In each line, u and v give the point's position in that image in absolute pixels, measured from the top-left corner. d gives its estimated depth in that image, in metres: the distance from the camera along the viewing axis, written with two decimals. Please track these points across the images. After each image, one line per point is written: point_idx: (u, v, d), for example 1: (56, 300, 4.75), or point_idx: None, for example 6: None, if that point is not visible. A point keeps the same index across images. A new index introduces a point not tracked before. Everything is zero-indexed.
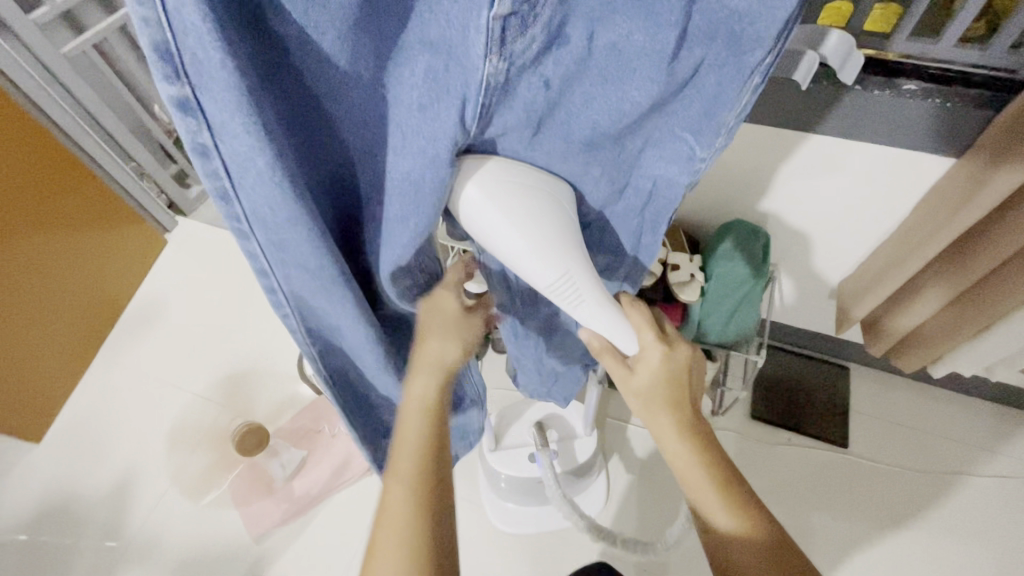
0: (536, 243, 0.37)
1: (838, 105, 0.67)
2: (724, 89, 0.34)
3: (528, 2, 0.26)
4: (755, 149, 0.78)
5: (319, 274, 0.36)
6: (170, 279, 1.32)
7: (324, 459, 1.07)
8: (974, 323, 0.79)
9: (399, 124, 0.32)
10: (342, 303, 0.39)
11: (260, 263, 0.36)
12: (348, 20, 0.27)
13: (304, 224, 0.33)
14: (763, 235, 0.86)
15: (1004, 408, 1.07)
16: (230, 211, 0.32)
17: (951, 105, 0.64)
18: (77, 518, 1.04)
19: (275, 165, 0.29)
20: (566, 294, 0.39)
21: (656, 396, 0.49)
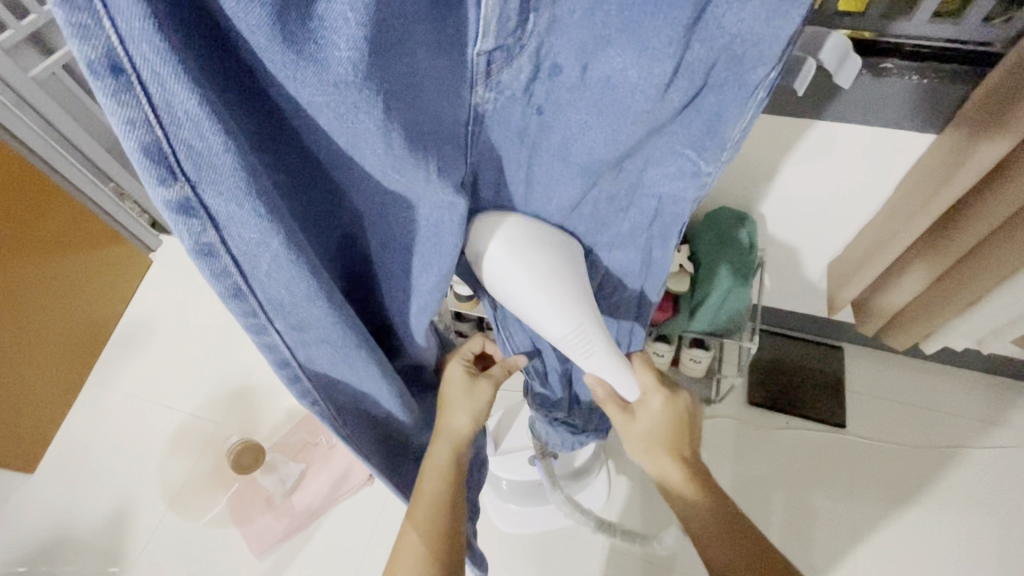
0: (550, 292, 0.40)
1: (834, 95, 0.68)
2: (725, 112, 0.34)
3: (514, 36, 0.29)
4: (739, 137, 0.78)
5: (341, 342, 0.37)
6: (156, 298, 1.30)
7: (323, 470, 1.06)
8: (964, 296, 0.79)
9: (401, 187, 0.31)
10: (368, 365, 0.40)
11: (279, 352, 0.36)
12: (349, 101, 0.26)
13: (320, 296, 0.34)
14: (750, 221, 0.86)
15: (1001, 380, 1.07)
16: (244, 307, 0.32)
17: (931, 81, 0.64)
18: (82, 546, 1.02)
19: (288, 243, 0.30)
20: (573, 345, 0.42)
21: (656, 438, 0.49)
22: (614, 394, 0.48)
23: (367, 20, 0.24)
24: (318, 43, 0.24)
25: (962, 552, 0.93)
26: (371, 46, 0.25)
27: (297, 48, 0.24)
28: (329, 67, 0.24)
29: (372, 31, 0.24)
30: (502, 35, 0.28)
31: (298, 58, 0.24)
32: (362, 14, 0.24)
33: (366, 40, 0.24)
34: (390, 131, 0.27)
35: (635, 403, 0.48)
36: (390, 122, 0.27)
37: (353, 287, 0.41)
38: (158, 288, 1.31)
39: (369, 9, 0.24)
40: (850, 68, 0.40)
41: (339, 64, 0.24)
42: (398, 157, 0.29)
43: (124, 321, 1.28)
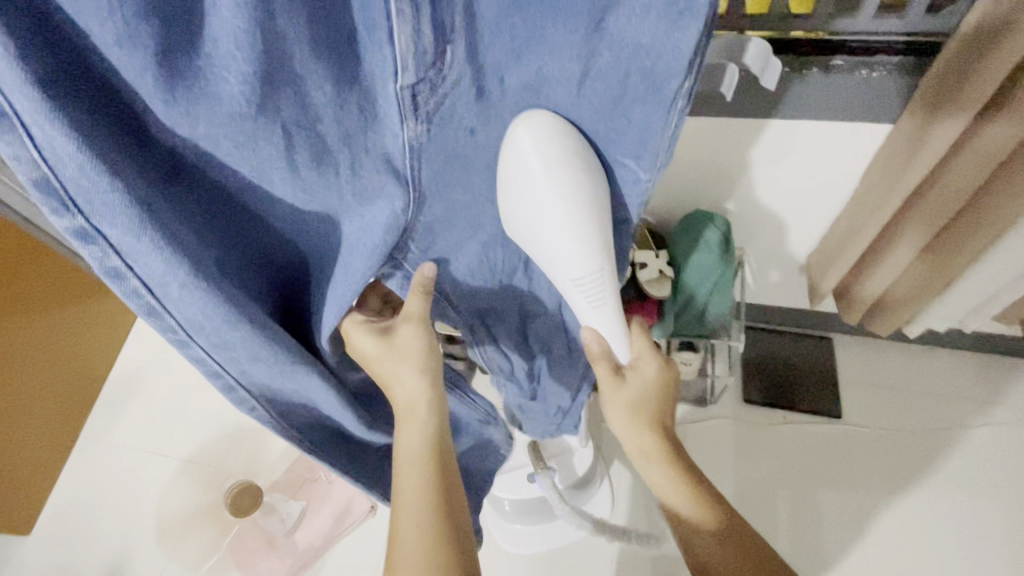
0: (574, 222, 0.39)
1: (792, 91, 0.70)
2: (647, 120, 0.36)
3: (435, 69, 0.30)
4: (703, 141, 0.79)
5: (275, 360, 0.39)
6: (146, 345, 1.29)
7: (324, 506, 1.04)
8: (943, 276, 0.80)
9: (317, 200, 0.35)
10: (309, 377, 0.42)
11: (210, 366, 0.37)
12: (233, 124, 0.29)
13: (240, 318, 0.35)
14: (722, 220, 0.87)
15: (990, 357, 1.08)
16: (162, 324, 0.34)
17: (878, 75, 0.67)
18: None
19: (195, 271, 0.32)
20: (585, 289, 0.43)
21: (645, 404, 0.51)
22: (609, 353, 0.48)
23: (256, 62, 0.26)
24: (207, 79, 0.27)
25: (970, 532, 0.93)
26: (261, 85, 0.27)
27: (187, 81, 0.27)
28: (221, 99, 0.28)
29: (261, 72, 0.27)
30: (422, 69, 0.29)
31: (187, 89, 0.27)
32: (248, 56, 0.26)
33: (255, 79, 0.27)
34: (293, 155, 0.31)
35: (626, 367, 0.50)
36: (292, 149, 0.31)
37: (290, 301, 0.43)
38: (147, 335, 1.31)
39: (254, 54, 0.26)
40: (775, 73, 0.42)
41: (230, 99, 0.27)
42: (306, 177, 0.33)
43: (116, 372, 1.27)
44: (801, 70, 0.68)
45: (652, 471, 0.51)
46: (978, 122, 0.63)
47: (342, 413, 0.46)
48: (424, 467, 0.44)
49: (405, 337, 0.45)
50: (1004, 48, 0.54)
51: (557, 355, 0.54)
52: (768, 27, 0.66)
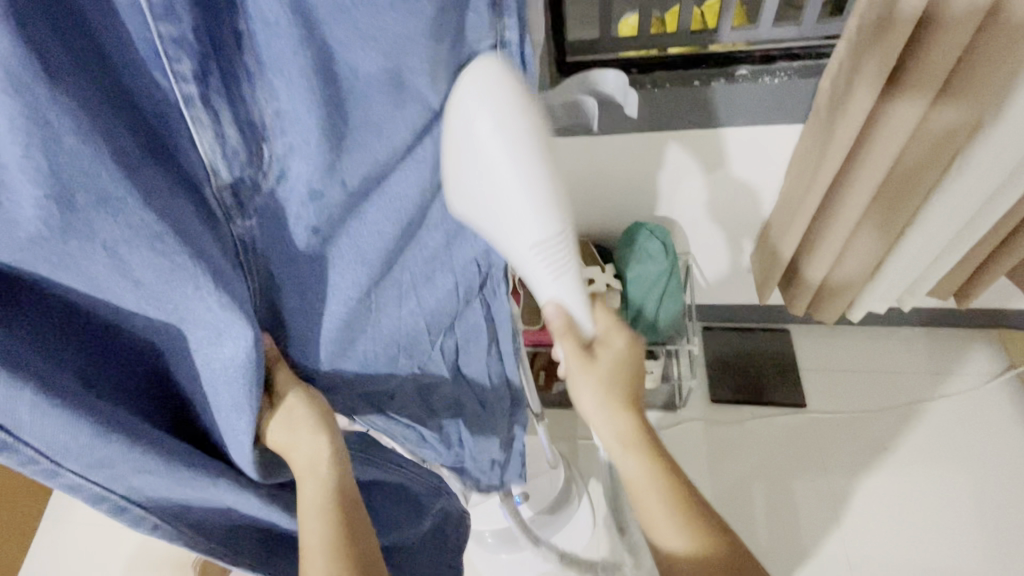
0: (530, 185, 0.32)
1: (702, 103, 0.73)
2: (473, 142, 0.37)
3: (251, 165, 0.28)
4: (631, 156, 0.83)
5: (174, 475, 0.32)
6: None
7: None
8: (870, 260, 0.85)
9: (173, 315, 0.28)
10: (213, 485, 0.34)
11: (91, 492, 0.30)
12: (41, 235, 0.23)
13: (117, 436, 0.28)
14: (661, 230, 0.89)
15: (934, 328, 1.13)
16: (17, 460, 0.26)
17: (780, 80, 0.71)
18: None
19: (50, 391, 0.25)
20: (549, 250, 0.36)
21: (620, 380, 0.48)
22: (572, 325, 0.44)
23: (47, 180, 0.21)
24: None
25: (938, 504, 0.96)
26: (62, 203, 0.22)
27: None
28: (17, 222, 0.22)
29: (57, 190, 0.22)
30: (238, 167, 0.27)
31: None
32: (37, 178, 0.21)
33: (52, 200, 0.22)
34: (130, 270, 0.25)
35: (594, 342, 0.47)
36: (123, 258, 0.25)
37: (181, 418, 0.35)
38: None
39: (43, 171, 0.21)
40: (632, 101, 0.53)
41: (27, 222, 0.22)
42: (154, 288, 0.26)
43: None
44: (707, 81, 0.71)
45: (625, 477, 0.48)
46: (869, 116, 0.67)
47: (268, 514, 0.38)
48: (329, 523, 0.38)
49: (278, 433, 0.37)
50: (885, 45, 0.57)
51: (470, 412, 0.49)
52: (676, 43, 0.71)
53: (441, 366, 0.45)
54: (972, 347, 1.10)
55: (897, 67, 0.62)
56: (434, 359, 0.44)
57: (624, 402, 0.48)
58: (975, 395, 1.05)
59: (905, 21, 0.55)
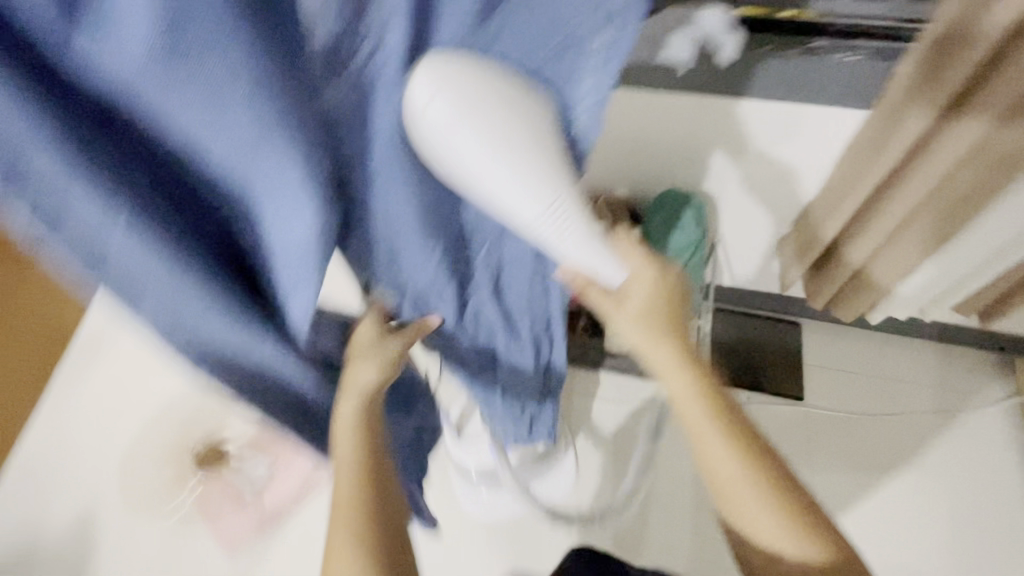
0: (512, 164, 0.38)
1: (762, 75, 0.68)
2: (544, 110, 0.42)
3: (351, 37, 0.33)
4: (682, 117, 0.77)
5: (228, 324, 0.35)
6: None
7: (293, 467, 1.06)
8: (900, 266, 0.83)
9: (249, 176, 0.30)
10: (258, 341, 0.37)
11: (157, 323, 0.33)
12: (152, 69, 0.26)
13: (182, 271, 0.32)
14: (696, 201, 0.86)
15: (947, 344, 1.11)
16: (101, 276, 0.30)
17: (859, 59, 0.64)
18: (55, 550, 1.05)
19: (133, 218, 0.29)
20: (550, 218, 0.41)
21: (655, 314, 0.53)
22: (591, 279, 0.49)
23: (165, 12, 0.25)
24: (120, 35, 0.25)
25: (909, 514, 0.98)
26: (173, 38, 0.25)
27: (99, 32, 0.26)
28: (134, 53, 0.26)
29: (171, 22, 0.25)
30: (340, 35, 0.33)
31: (98, 39, 0.26)
32: (156, 7, 0.25)
33: (166, 33, 0.25)
34: (223, 112, 0.28)
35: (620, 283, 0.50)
36: (221, 102, 0.28)
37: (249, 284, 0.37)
38: None
39: (162, 6, 0.25)
40: None
41: (142, 51, 0.26)
42: (241, 142, 0.29)
43: None
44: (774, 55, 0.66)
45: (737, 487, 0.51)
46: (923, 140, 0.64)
47: (304, 379, 0.43)
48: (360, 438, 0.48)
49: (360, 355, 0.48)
50: (958, 56, 0.54)
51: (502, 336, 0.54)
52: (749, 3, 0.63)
53: (484, 282, 0.50)
54: (982, 370, 1.09)
55: (967, 91, 0.59)
56: (479, 273, 0.49)
57: (656, 342, 0.53)
58: (972, 416, 1.05)
59: (988, 32, 0.51)
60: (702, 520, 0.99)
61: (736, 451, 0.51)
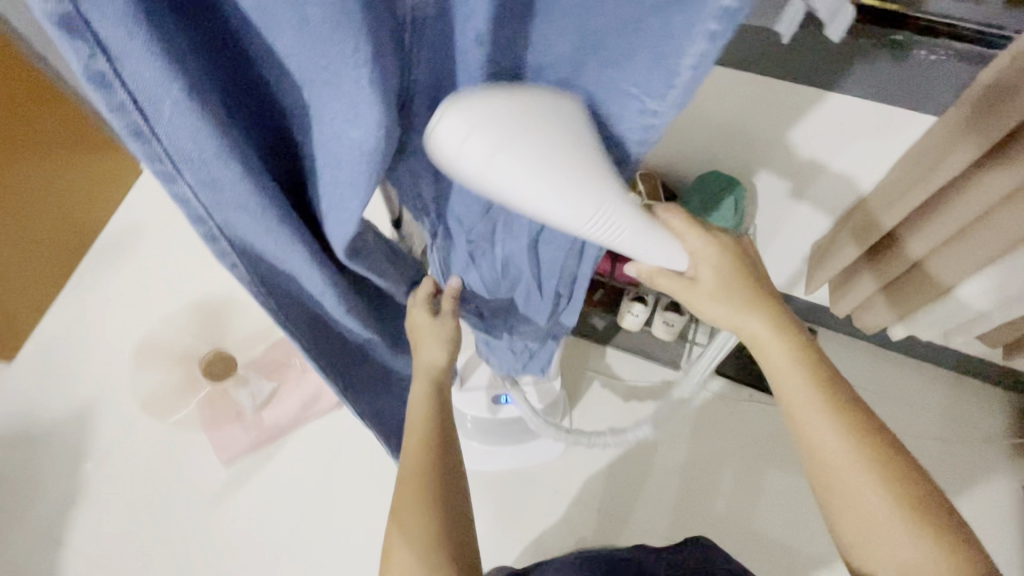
0: (557, 184, 0.32)
1: (856, 70, 0.61)
2: (624, 81, 0.32)
3: None
4: (745, 98, 0.71)
5: (269, 228, 0.33)
6: (142, 209, 1.35)
7: (295, 390, 1.09)
8: (933, 288, 0.81)
9: (320, 75, 0.26)
10: (293, 249, 0.35)
11: (194, 209, 0.31)
12: None
13: (235, 162, 0.29)
14: (740, 186, 0.83)
15: (961, 375, 1.10)
16: (148, 151, 0.27)
17: (937, 60, 0.58)
18: (61, 433, 1.10)
19: (193, 95, 0.26)
20: (597, 230, 0.34)
21: (722, 292, 0.47)
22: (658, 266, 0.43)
23: None
24: None
25: None
26: None
27: None
28: None
29: None
30: None
31: None
32: None
33: None
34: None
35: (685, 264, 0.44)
36: None
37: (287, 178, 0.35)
38: (143, 198, 1.37)
39: None
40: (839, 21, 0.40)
41: None
42: (318, 33, 0.24)
43: (112, 225, 1.34)
44: (870, 53, 0.59)
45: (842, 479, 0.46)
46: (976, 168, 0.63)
47: (326, 297, 0.41)
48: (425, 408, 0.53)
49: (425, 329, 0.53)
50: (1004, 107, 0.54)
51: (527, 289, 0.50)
52: None
53: (524, 232, 0.44)
54: (990, 405, 1.07)
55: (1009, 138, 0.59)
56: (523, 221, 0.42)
57: (739, 312, 0.48)
58: (971, 450, 1.04)
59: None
60: (683, 506, 1.01)
61: (850, 444, 0.46)
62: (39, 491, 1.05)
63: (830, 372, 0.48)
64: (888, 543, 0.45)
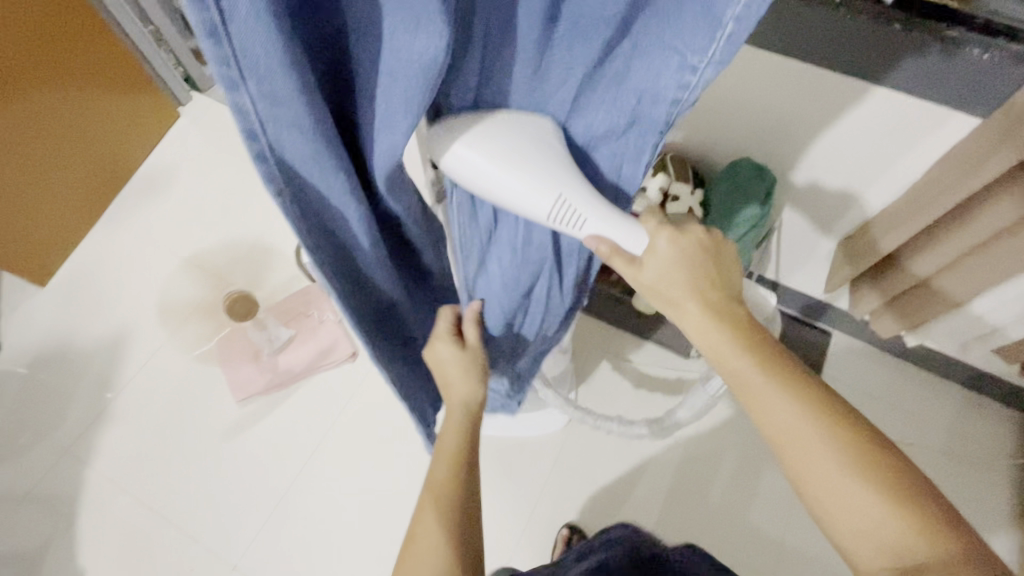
0: (523, 174, 0.40)
1: (907, 68, 0.60)
2: (672, 37, 0.34)
3: None
4: (778, 88, 0.71)
5: (320, 149, 0.32)
6: (177, 152, 1.39)
7: (312, 339, 1.13)
8: (957, 295, 0.79)
9: None
10: (339, 175, 0.34)
11: (252, 127, 0.29)
12: None
13: (298, 70, 0.28)
14: (770, 175, 0.82)
15: (974, 394, 1.09)
16: (216, 55, 0.26)
17: (989, 58, 0.56)
18: (85, 358, 1.16)
19: None
20: (560, 213, 0.41)
21: (676, 284, 0.44)
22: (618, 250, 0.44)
23: None
24: None
25: None
26: None
27: None
28: None
29: None
30: None
31: None
32: None
33: None
34: None
35: (643, 252, 0.44)
36: None
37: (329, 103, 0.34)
38: (179, 140, 1.40)
39: None
40: None
41: None
42: None
43: (146, 166, 1.38)
44: (915, 49, 0.58)
45: (818, 469, 0.40)
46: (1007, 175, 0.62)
47: (364, 236, 0.39)
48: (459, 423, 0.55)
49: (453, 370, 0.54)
50: None
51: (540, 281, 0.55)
52: None
53: None
54: (997, 425, 1.06)
55: None
56: None
57: (683, 293, 0.44)
58: (975, 467, 1.03)
59: None
60: (676, 490, 1.03)
61: (812, 422, 0.41)
62: (61, 412, 1.11)
63: (772, 348, 0.44)
64: (879, 536, 0.38)
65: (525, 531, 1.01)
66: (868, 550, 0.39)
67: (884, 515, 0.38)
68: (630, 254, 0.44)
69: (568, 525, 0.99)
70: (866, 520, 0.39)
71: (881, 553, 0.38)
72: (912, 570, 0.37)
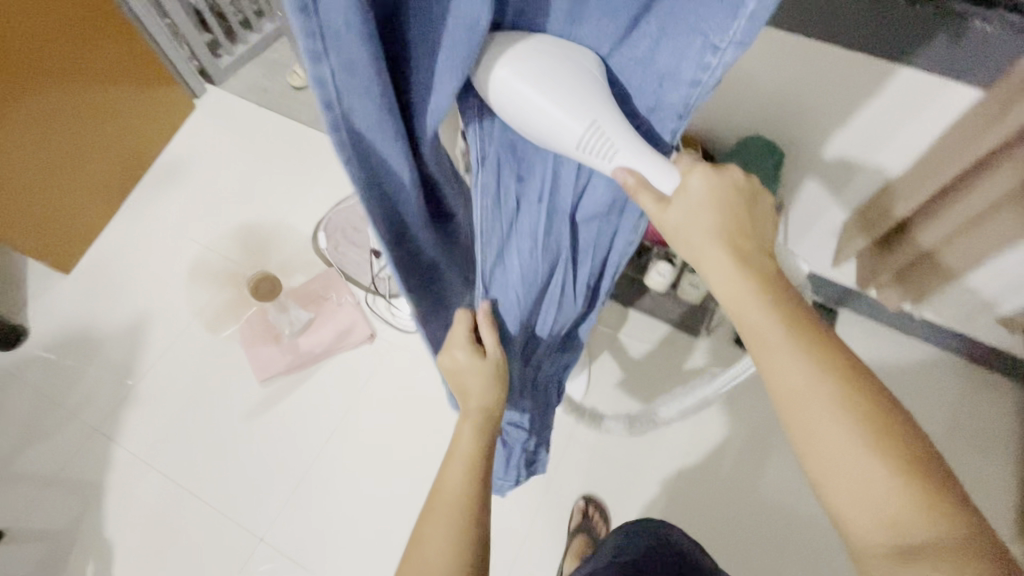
0: (556, 100, 0.38)
1: (910, 41, 0.62)
2: (698, 19, 0.36)
3: None
4: (786, 67, 0.74)
5: (384, 117, 0.34)
6: (192, 142, 1.42)
7: (332, 320, 1.17)
8: (963, 262, 0.81)
9: None
10: (398, 142, 0.36)
11: (329, 99, 0.30)
12: None
13: (371, 40, 0.30)
14: (778, 153, 0.84)
15: (973, 365, 1.12)
16: (306, 27, 0.27)
17: (991, 31, 0.57)
18: (107, 343, 1.19)
19: None
20: (590, 141, 0.39)
21: (700, 226, 0.42)
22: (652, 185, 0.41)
23: None
24: None
25: None
26: None
27: None
28: None
29: None
30: None
31: None
32: None
33: None
34: None
35: (674, 190, 0.42)
36: None
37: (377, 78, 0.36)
38: (195, 131, 1.43)
39: None
40: None
41: None
42: None
43: (163, 157, 1.41)
44: (923, 29, 0.60)
45: (831, 436, 0.38)
46: (1007, 145, 0.64)
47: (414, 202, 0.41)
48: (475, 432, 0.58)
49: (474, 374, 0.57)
50: None
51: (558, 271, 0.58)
52: None
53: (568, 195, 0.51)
54: (997, 394, 1.09)
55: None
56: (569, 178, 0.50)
57: (705, 237, 0.42)
58: (976, 434, 1.06)
59: None
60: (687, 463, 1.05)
61: (830, 388, 0.38)
62: (86, 396, 1.14)
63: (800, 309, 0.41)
64: (880, 509, 0.36)
65: (541, 504, 1.03)
66: (866, 523, 0.37)
67: (890, 489, 0.36)
68: (658, 192, 0.41)
69: (585, 496, 1.02)
70: (870, 491, 0.37)
71: (880, 527, 0.36)
72: (912, 551, 0.35)
